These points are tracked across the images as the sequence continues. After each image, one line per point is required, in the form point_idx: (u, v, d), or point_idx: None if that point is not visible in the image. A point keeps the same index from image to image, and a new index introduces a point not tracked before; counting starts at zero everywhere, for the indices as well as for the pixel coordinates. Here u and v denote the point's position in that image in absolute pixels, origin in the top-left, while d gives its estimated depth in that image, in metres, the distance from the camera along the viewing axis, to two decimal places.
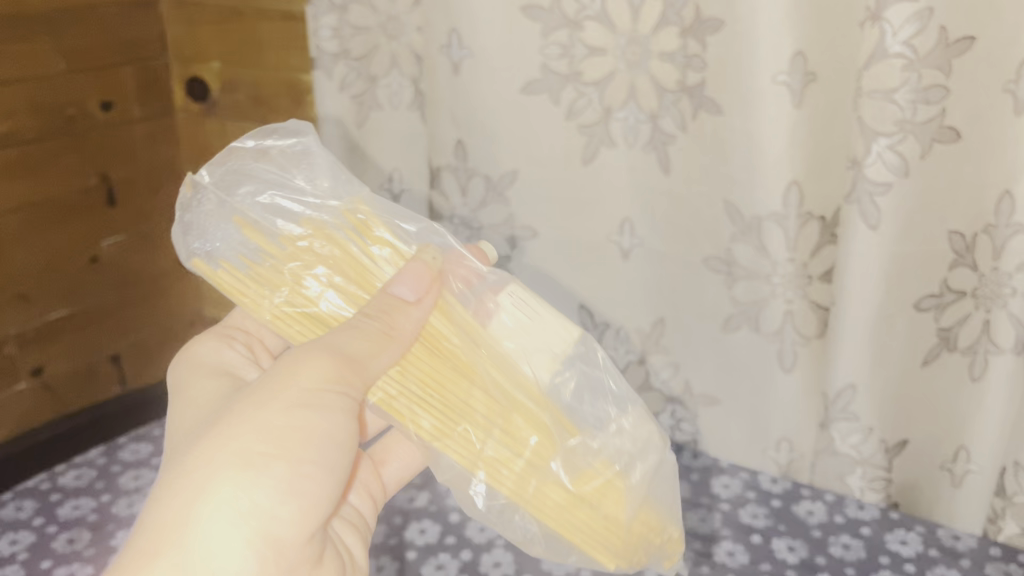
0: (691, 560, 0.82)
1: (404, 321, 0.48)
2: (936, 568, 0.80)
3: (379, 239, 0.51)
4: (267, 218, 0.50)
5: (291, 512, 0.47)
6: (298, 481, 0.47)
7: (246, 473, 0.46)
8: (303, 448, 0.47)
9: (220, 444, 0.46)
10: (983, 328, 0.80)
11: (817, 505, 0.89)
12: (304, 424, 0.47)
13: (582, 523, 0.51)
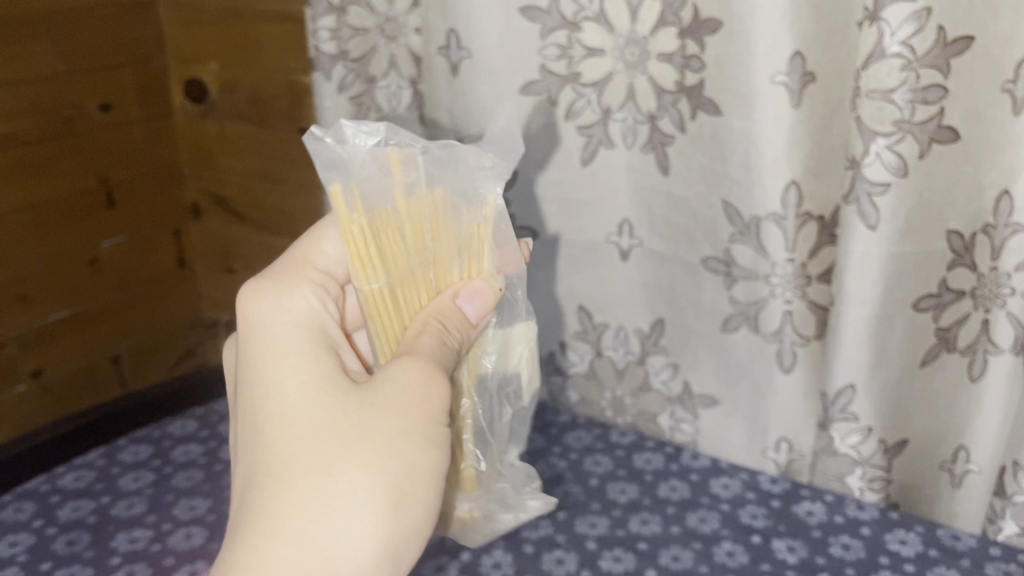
0: (690, 561, 0.82)
1: (468, 338, 0.63)
2: (936, 568, 0.80)
3: (475, 264, 0.65)
4: (407, 195, 0.61)
5: (412, 538, 0.57)
6: (429, 509, 0.57)
7: (393, 510, 0.55)
8: (431, 486, 0.57)
9: (368, 481, 0.55)
10: (982, 328, 0.81)
11: (816, 505, 0.89)
12: (432, 465, 0.57)
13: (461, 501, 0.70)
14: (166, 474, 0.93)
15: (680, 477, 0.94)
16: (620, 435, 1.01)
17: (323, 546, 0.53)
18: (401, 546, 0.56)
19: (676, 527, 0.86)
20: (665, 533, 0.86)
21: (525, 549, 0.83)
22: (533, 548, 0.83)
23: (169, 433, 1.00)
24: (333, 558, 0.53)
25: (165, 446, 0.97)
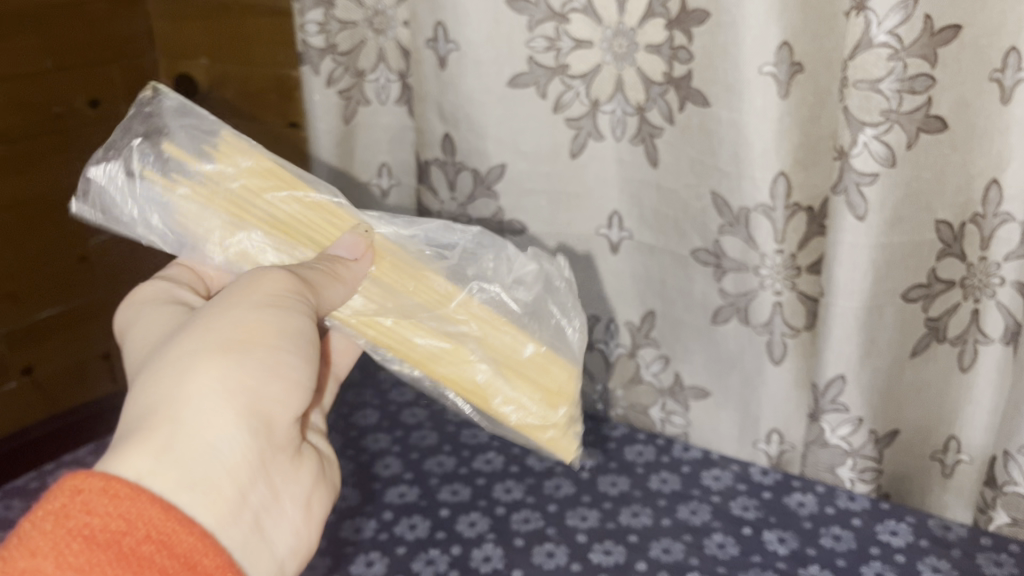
0: (681, 553, 0.82)
1: (347, 270, 0.58)
2: (927, 558, 0.80)
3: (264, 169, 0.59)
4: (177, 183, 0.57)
5: (277, 394, 0.50)
6: (278, 368, 0.51)
7: (233, 361, 0.49)
8: (280, 337, 0.51)
9: (201, 343, 0.49)
10: (972, 318, 0.81)
11: (807, 497, 0.89)
12: (278, 324, 0.51)
13: (530, 365, 0.65)
14: None
15: (671, 469, 0.94)
16: (611, 428, 1.01)
17: (155, 407, 0.46)
18: (259, 397, 0.49)
19: (667, 519, 0.86)
20: (656, 526, 0.86)
21: (516, 542, 0.83)
22: (524, 541, 0.83)
23: None
24: (163, 412, 0.46)
25: None
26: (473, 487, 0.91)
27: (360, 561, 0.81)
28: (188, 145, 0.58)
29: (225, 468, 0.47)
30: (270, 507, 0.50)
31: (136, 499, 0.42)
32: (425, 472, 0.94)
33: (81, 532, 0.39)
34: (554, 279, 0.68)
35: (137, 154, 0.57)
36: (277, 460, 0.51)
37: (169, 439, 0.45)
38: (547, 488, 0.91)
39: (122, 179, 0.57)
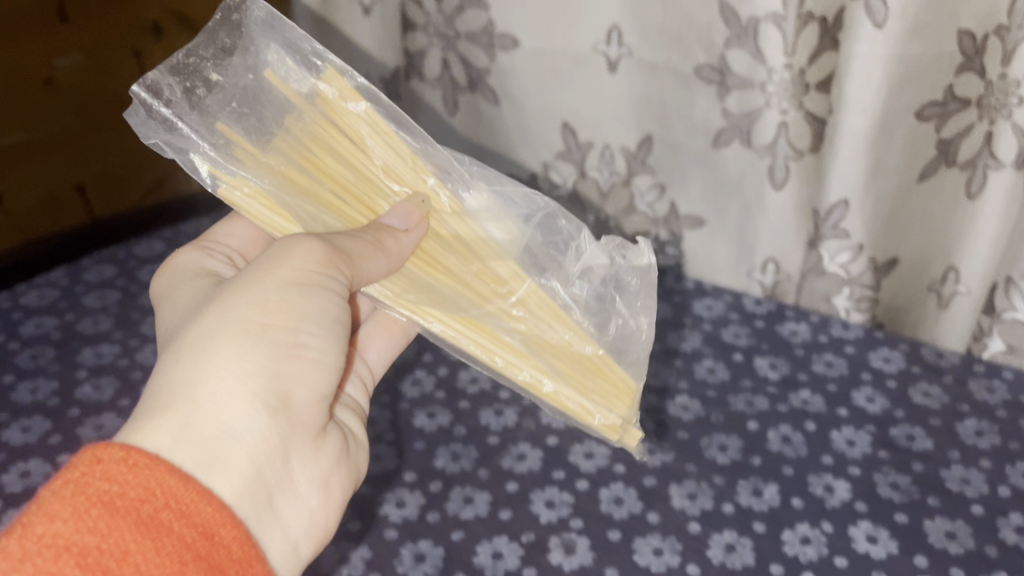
0: (670, 378, 0.81)
1: (395, 241, 0.50)
2: (918, 384, 0.79)
3: (353, 112, 0.53)
4: (256, 132, 0.53)
5: (297, 373, 0.47)
6: (296, 350, 0.47)
7: (252, 340, 0.45)
8: (301, 319, 0.47)
9: (219, 321, 0.46)
10: (985, 140, 0.75)
11: (801, 325, 0.88)
12: (301, 299, 0.47)
13: (583, 367, 0.54)
14: (132, 292, 0.91)
15: (663, 298, 0.92)
16: None
17: (169, 385, 0.43)
18: (276, 378, 0.46)
19: (657, 345, 0.85)
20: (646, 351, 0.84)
21: None
22: None
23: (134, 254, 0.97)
24: (178, 389, 0.43)
25: (130, 265, 0.95)
26: None
27: None
28: (273, 64, 0.52)
29: (242, 445, 0.43)
30: (287, 489, 0.47)
31: (155, 466, 0.39)
32: None
33: (101, 500, 0.36)
34: (626, 275, 0.56)
35: (216, 66, 0.52)
36: (299, 441, 0.47)
37: (183, 414, 0.42)
38: None
39: (195, 87, 0.52)
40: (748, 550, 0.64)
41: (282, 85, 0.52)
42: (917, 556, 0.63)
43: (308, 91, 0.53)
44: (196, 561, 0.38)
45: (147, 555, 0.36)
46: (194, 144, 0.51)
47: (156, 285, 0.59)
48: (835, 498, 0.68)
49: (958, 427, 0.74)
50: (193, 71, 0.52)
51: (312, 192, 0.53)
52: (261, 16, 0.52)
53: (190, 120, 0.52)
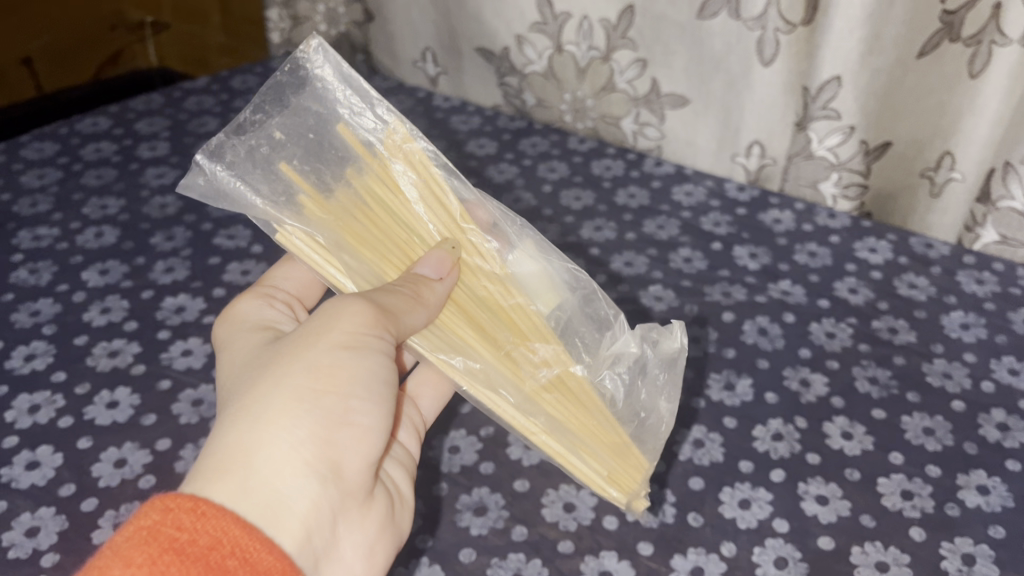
0: (644, 267, 0.76)
1: (432, 292, 0.45)
2: (904, 275, 0.75)
3: (410, 161, 0.47)
4: (316, 176, 0.48)
5: (353, 437, 0.42)
6: (351, 418, 0.42)
7: (305, 409, 0.41)
8: (354, 383, 0.43)
9: (274, 387, 0.42)
10: (992, 14, 0.68)
11: (784, 214, 0.83)
12: (353, 363, 0.43)
13: (615, 451, 0.48)
14: (74, 172, 0.85)
15: (640, 184, 0.87)
16: (577, 142, 0.93)
17: (224, 450, 0.40)
18: (331, 447, 0.41)
19: (632, 233, 0.80)
20: (620, 239, 0.80)
21: None
22: None
23: (77, 132, 0.91)
24: (233, 453, 0.39)
25: (73, 145, 0.89)
26: None
27: None
28: (328, 117, 0.48)
29: (296, 512, 0.39)
30: (335, 558, 0.42)
31: (222, 515, 0.36)
32: None
33: (173, 543, 0.34)
34: (655, 363, 0.49)
35: (282, 123, 0.48)
36: (352, 510, 0.43)
37: (238, 478, 0.38)
38: (505, 202, 0.84)
39: (259, 146, 0.48)
40: (717, 447, 0.61)
41: (336, 135, 0.48)
42: (893, 453, 0.60)
43: (367, 135, 0.47)
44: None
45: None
46: (242, 198, 0.47)
47: (213, 331, 0.52)
48: (811, 394, 0.65)
49: (943, 319, 0.71)
50: (258, 133, 0.48)
51: (363, 247, 0.47)
52: (321, 70, 0.48)
53: (250, 175, 0.48)
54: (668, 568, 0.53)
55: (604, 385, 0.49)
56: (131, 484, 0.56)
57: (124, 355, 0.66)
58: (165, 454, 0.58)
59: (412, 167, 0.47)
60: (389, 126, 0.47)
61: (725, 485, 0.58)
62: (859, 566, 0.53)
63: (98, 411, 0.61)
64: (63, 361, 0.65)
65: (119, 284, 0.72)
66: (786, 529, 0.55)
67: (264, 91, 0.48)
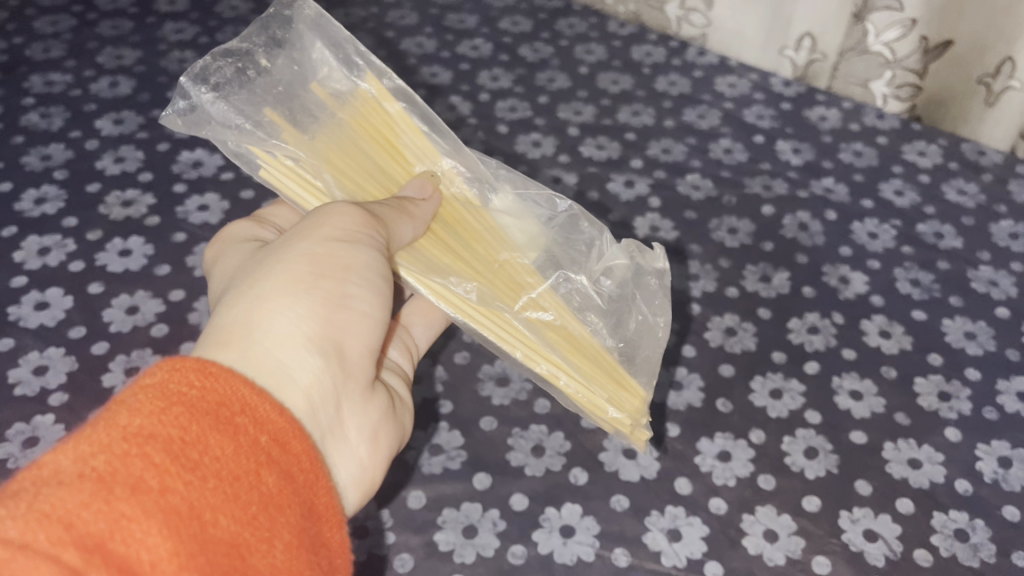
0: (682, 155, 0.73)
1: (416, 206, 0.41)
2: (954, 181, 0.72)
3: (392, 105, 0.45)
4: (297, 115, 0.44)
5: (356, 320, 0.35)
6: (355, 306, 0.35)
7: (305, 289, 0.34)
8: (354, 271, 0.35)
9: (268, 270, 0.34)
10: None
11: (830, 112, 0.79)
12: (352, 252, 0.36)
13: (609, 370, 0.42)
14: (90, 21, 0.81)
15: (681, 72, 0.83)
16: (617, 27, 0.89)
17: (221, 327, 0.32)
18: (335, 328, 0.34)
19: (671, 120, 0.77)
20: (658, 126, 0.76)
21: (500, 128, 0.74)
22: (508, 129, 0.74)
23: None
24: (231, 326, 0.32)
25: None
26: (455, 72, 0.80)
27: None
28: (316, 57, 0.45)
29: (301, 387, 0.32)
30: (340, 444, 0.34)
31: (235, 375, 0.29)
32: (401, 52, 0.82)
33: (182, 396, 0.27)
34: (645, 274, 0.45)
35: (270, 56, 0.45)
36: (357, 398, 0.35)
37: (237, 352, 0.31)
38: (539, 81, 0.80)
39: (246, 72, 0.44)
40: (750, 336, 0.59)
41: (319, 78, 0.45)
42: (932, 354, 0.58)
43: (346, 86, 0.45)
44: (270, 465, 0.27)
45: (228, 450, 0.26)
46: (224, 116, 0.43)
47: (205, 255, 0.44)
48: (850, 291, 0.62)
49: (991, 227, 0.68)
50: (245, 59, 0.44)
51: (348, 174, 0.43)
52: (309, 15, 0.45)
53: (237, 98, 0.43)
54: (694, 450, 0.51)
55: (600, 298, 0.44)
56: (143, 332, 0.54)
57: (138, 206, 0.63)
58: (179, 305, 0.56)
59: (392, 110, 0.45)
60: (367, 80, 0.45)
61: (757, 374, 0.56)
62: (891, 461, 0.51)
63: (110, 257, 0.59)
64: (74, 206, 0.62)
65: (134, 134, 0.69)
66: (818, 421, 0.53)
67: (243, 37, 0.45)
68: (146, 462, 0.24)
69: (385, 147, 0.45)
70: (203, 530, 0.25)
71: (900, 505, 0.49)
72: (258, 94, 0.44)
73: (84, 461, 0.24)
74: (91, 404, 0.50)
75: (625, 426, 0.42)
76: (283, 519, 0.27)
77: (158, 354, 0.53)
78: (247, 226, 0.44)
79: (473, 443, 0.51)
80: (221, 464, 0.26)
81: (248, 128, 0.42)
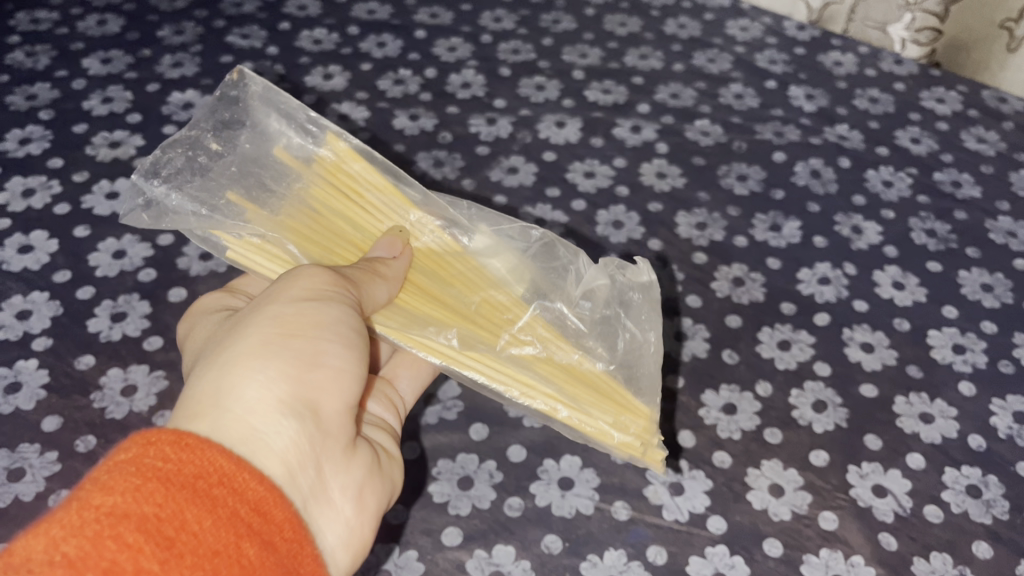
0: (691, 101, 0.70)
1: (387, 266, 0.39)
2: (973, 129, 0.69)
3: (352, 167, 0.43)
4: (254, 191, 0.42)
5: (332, 376, 0.33)
6: (333, 365, 0.33)
7: (278, 350, 0.32)
8: (329, 327, 0.34)
9: (240, 334, 0.33)
10: None
11: (846, 57, 0.76)
12: (327, 311, 0.34)
13: (607, 392, 0.41)
14: None
15: (691, 15, 0.79)
16: None
17: (194, 398, 0.31)
18: (312, 388, 0.32)
19: (680, 64, 0.74)
20: (666, 70, 0.73)
21: (502, 71, 0.71)
22: (510, 72, 0.71)
23: None
24: (203, 396, 0.30)
25: None
26: (456, 13, 0.77)
27: (317, 73, 0.69)
28: (270, 132, 0.44)
29: (276, 453, 0.30)
30: (323, 506, 0.32)
31: (212, 446, 0.28)
32: None
33: (156, 472, 0.26)
34: (628, 290, 0.44)
35: (217, 134, 0.44)
36: (339, 455, 0.33)
37: (211, 422, 0.29)
38: (543, 22, 0.77)
39: (197, 157, 0.43)
40: (758, 287, 0.56)
41: (273, 150, 0.43)
42: (947, 306, 0.56)
43: (302, 153, 0.43)
44: (252, 537, 0.26)
45: (205, 523, 0.25)
46: (182, 210, 0.42)
47: (177, 328, 0.43)
48: (862, 241, 0.60)
49: (1011, 176, 0.65)
50: (194, 145, 0.43)
51: (314, 241, 0.41)
52: (256, 91, 0.44)
53: (191, 183, 0.43)
54: (698, 403, 0.50)
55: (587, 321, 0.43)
56: (131, 277, 0.53)
57: (126, 147, 0.61)
58: (168, 250, 0.54)
59: (351, 166, 0.43)
60: (322, 144, 0.43)
61: (765, 325, 0.54)
62: (902, 416, 0.50)
63: (96, 200, 0.57)
64: (59, 147, 0.60)
65: (122, 75, 0.67)
66: (828, 373, 0.52)
67: (192, 127, 0.44)
68: (119, 543, 0.23)
69: (351, 202, 0.42)
70: None
71: (910, 460, 0.48)
72: (216, 181, 0.43)
73: (54, 546, 0.23)
74: (75, 349, 0.48)
75: (636, 449, 0.41)
76: None
77: (146, 300, 0.51)
78: (216, 298, 0.42)
79: (470, 393, 0.49)
80: (200, 539, 0.25)
81: (204, 213, 0.41)
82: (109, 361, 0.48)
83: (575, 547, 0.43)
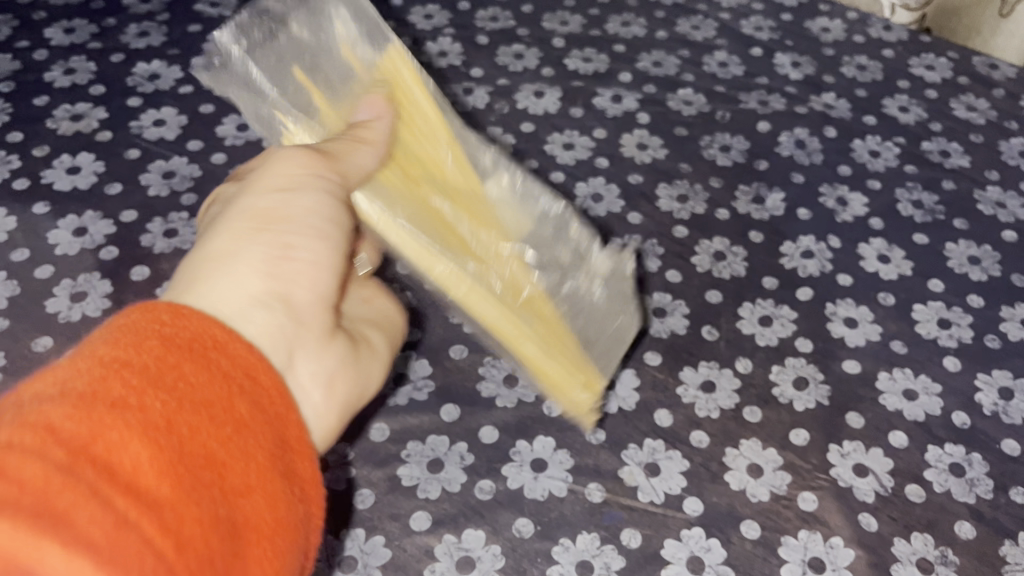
0: (674, 69, 0.68)
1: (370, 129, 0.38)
2: (963, 96, 0.67)
3: (412, 91, 0.42)
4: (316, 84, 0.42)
5: (329, 258, 0.32)
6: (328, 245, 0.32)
7: (271, 230, 0.30)
8: (320, 209, 0.32)
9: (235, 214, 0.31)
10: None
11: (834, 23, 0.74)
12: (316, 194, 0.32)
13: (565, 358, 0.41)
14: None
15: None
16: None
17: (185, 275, 0.29)
18: (312, 266, 0.31)
19: (663, 31, 0.72)
20: (649, 38, 0.71)
21: (479, 40, 0.69)
22: (487, 40, 0.69)
23: None
24: (196, 271, 0.29)
25: None
26: None
27: None
28: (342, 28, 0.43)
29: (268, 324, 0.29)
30: (303, 386, 0.30)
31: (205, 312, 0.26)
32: None
33: (155, 332, 0.24)
34: (624, 276, 0.45)
35: (299, 18, 0.43)
36: (328, 335, 0.32)
37: (203, 293, 0.28)
38: None
39: (279, 37, 0.43)
40: (739, 261, 0.55)
41: (344, 48, 0.42)
42: (933, 280, 0.55)
43: (369, 59, 0.42)
44: (246, 394, 0.25)
45: (202, 377, 0.24)
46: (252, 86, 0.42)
47: None
48: (848, 213, 0.58)
49: (1001, 145, 0.64)
50: (277, 22, 0.43)
51: None
52: None
53: (264, 61, 0.43)
54: (676, 380, 0.48)
55: (593, 300, 0.43)
56: (91, 255, 0.51)
57: (88, 120, 0.59)
58: (131, 227, 0.53)
59: (408, 85, 0.42)
60: (387, 56, 0.42)
61: (745, 300, 0.53)
62: (885, 393, 0.48)
63: (57, 175, 0.55)
64: (19, 121, 0.58)
65: (85, 45, 0.64)
66: (810, 350, 0.50)
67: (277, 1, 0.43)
68: (125, 383, 0.22)
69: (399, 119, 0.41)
70: (184, 443, 0.22)
71: (893, 438, 0.47)
72: (287, 66, 0.42)
73: (59, 386, 0.22)
74: (32, 330, 0.47)
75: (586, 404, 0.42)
76: (259, 447, 0.25)
77: (107, 280, 0.50)
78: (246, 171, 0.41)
79: (442, 372, 0.48)
80: (199, 390, 0.24)
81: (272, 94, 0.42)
82: (67, 342, 0.47)
83: (547, 531, 0.42)
